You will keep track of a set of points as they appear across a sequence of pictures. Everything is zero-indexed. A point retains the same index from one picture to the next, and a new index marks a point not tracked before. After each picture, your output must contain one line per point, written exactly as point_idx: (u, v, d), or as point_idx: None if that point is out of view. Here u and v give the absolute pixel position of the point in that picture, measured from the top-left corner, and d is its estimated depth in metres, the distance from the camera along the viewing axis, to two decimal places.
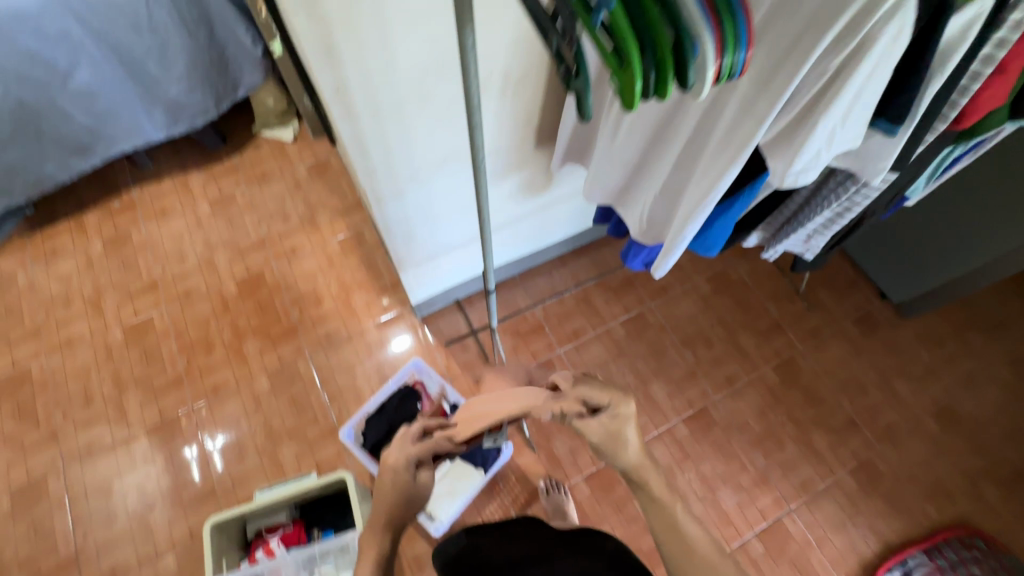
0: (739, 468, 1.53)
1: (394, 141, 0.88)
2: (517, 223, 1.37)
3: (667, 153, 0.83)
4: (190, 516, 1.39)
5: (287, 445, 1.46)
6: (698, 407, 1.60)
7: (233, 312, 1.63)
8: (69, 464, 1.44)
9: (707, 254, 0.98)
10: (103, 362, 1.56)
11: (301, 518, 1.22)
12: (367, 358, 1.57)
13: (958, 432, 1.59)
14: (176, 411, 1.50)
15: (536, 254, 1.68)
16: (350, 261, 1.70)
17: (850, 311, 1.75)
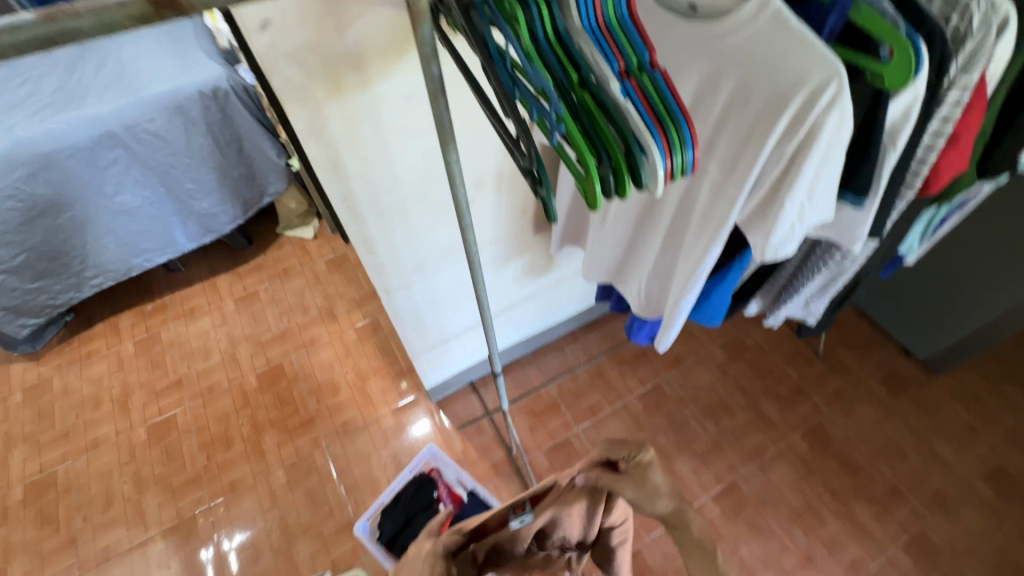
0: (779, 549, 1.42)
1: (400, 240, 0.96)
2: (523, 303, 1.41)
3: (656, 233, 0.90)
4: None
5: (302, 542, 1.42)
6: (728, 482, 1.52)
7: (253, 405, 1.66)
8: (85, 572, 1.42)
9: (710, 324, 1.02)
10: (126, 463, 1.58)
11: None
12: (383, 445, 1.56)
13: (1016, 497, 1.46)
14: (193, 510, 1.49)
15: (546, 331, 1.71)
16: (366, 348, 1.75)
17: (875, 371, 1.69)
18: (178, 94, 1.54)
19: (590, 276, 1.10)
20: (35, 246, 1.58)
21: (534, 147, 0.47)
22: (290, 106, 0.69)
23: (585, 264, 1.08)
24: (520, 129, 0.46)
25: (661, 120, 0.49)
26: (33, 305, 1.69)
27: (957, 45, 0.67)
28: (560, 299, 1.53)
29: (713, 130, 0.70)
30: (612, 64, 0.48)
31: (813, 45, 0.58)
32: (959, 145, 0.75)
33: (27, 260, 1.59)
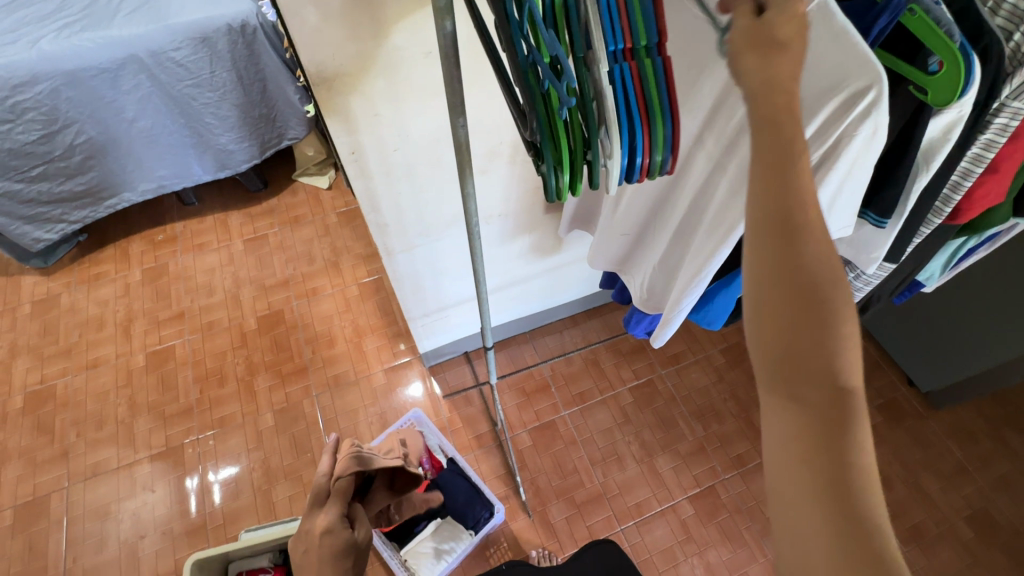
0: (747, 558, 1.42)
1: (405, 201, 0.94)
2: (527, 281, 1.39)
3: (665, 228, 0.88)
4: (179, 550, 1.38)
5: (282, 484, 1.46)
6: (706, 486, 1.52)
7: (250, 347, 1.69)
8: (73, 484, 1.47)
9: (709, 327, 1.00)
10: (122, 385, 1.63)
11: (283, 564, 1.23)
12: (371, 403, 1.58)
13: (994, 542, 1.45)
14: (182, 440, 1.53)
15: (547, 312, 1.69)
16: (367, 306, 1.76)
17: (874, 397, 1.66)
18: (206, 24, 1.52)
19: (595, 264, 1.08)
20: (55, 161, 1.60)
21: (533, 124, 0.49)
22: (303, 49, 0.67)
23: (592, 251, 1.07)
24: (526, 99, 0.48)
25: (650, 117, 0.51)
26: (46, 219, 1.71)
27: (1012, 66, 0.61)
28: (564, 282, 1.51)
29: (736, 129, 0.67)
30: (617, 44, 0.49)
31: (858, 46, 0.54)
32: (999, 175, 0.72)
33: (44, 173, 1.61)
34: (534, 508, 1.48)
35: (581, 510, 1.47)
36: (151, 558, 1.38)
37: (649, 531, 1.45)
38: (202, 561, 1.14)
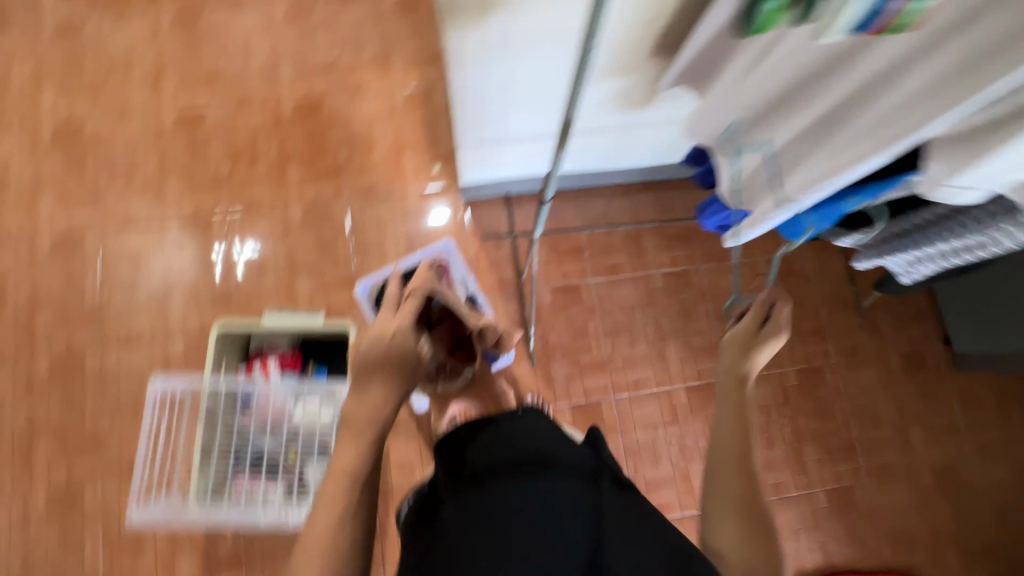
0: (652, 406, 1.82)
1: (512, 13, 0.94)
2: (607, 133, 1.49)
3: (812, 112, 0.95)
4: (204, 315, 1.80)
5: (303, 281, 1.82)
6: (652, 356, 1.85)
7: (285, 130, 1.92)
8: (109, 243, 1.84)
9: (798, 236, 1.17)
10: (150, 141, 1.92)
11: (297, 348, 1.71)
12: (400, 222, 1.85)
13: (874, 441, 1.82)
14: (211, 212, 1.87)
15: (595, 173, 1.84)
16: (410, 119, 1.92)
17: (829, 320, 1.90)
18: None
19: (716, 148, 1.18)
20: None
21: None
22: None
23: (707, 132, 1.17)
24: None
25: None
26: None
27: None
28: (620, 142, 1.58)
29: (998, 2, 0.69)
30: None
31: None
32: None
33: None
34: (538, 359, 1.83)
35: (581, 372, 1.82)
36: (178, 316, 1.80)
37: (603, 374, 1.83)
38: (226, 333, 1.65)
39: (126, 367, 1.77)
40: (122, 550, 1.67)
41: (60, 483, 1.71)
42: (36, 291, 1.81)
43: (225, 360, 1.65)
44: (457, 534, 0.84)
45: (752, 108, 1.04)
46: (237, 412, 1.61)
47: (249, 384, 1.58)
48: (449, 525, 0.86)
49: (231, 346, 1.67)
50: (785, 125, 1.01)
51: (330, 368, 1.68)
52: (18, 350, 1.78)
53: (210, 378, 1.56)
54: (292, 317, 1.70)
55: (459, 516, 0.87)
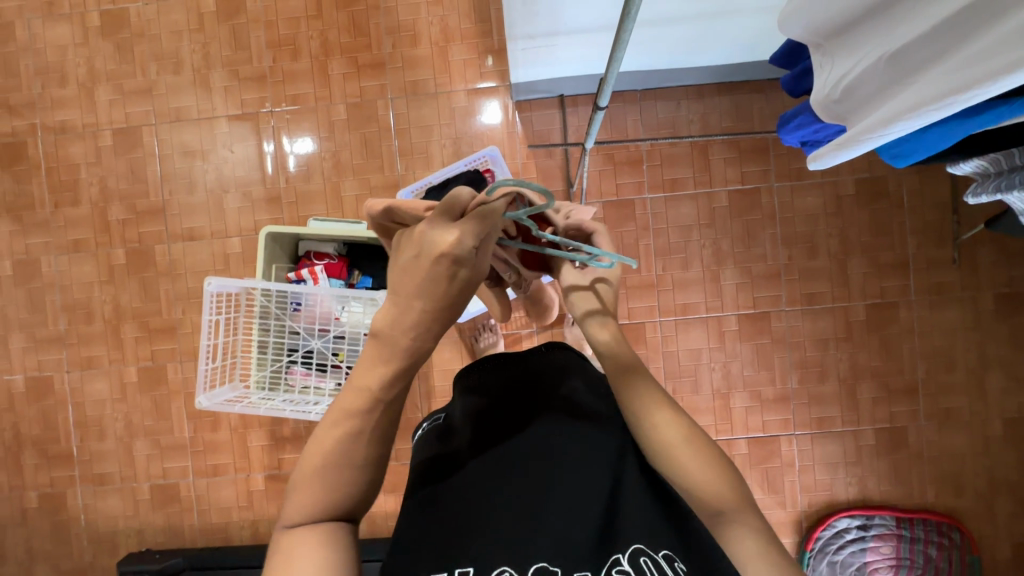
0: (766, 380, 1.39)
1: None
2: (665, 26, 0.99)
3: (913, 29, 0.57)
4: (257, 213, 1.44)
5: (350, 180, 1.42)
6: (762, 311, 1.38)
7: (326, 20, 1.41)
8: (160, 124, 1.45)
9: (890, 163, 0.75)
10: (195, 30, 1.44)
11: (346, 255, 1.26)
12: (447, 123, 1.40)
13: (1019, 445, 1.38)
14: (258, 108, 1.43)
15: (672, 73, 1.27)
16: (461, 3, 1.38)
17: (999, 283, 1.36)
18: None
19: (816, 103, 0.75)
20: None
21: None
22: None
23: (819, 80, 0.73)
24: None
25: None
26: None
27: None
28: (714, 37, 1.05)
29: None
30: None
31: None
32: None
33: None
34: (584, 278, 1.40)
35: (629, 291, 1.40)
36: (176, 216, 1.45)
37: (685, 330, 1.39)
38: (275, 235, 1.19)
39: (190, 257, 1.44)
40: (202, 426, 1.44)
41: (93, 408, 1.46)
42: (103, 183, 1.46)
43: (276, 267, 1.20)
44: (463, 492, 0.61)
45: (851, 19, 0.64)
46: (288, 312, 1.14)
47: (295, 288, 1.08)
48: (464, 485, 0.61)
49: (283, 249, 1.22)
50: (889, 30, 0.60)
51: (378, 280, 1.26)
52: (97, 239, 1.46)
53: (223, 283, 1.04)
54: (341, 220, 1.25)
55: (472, 471, 0.62)
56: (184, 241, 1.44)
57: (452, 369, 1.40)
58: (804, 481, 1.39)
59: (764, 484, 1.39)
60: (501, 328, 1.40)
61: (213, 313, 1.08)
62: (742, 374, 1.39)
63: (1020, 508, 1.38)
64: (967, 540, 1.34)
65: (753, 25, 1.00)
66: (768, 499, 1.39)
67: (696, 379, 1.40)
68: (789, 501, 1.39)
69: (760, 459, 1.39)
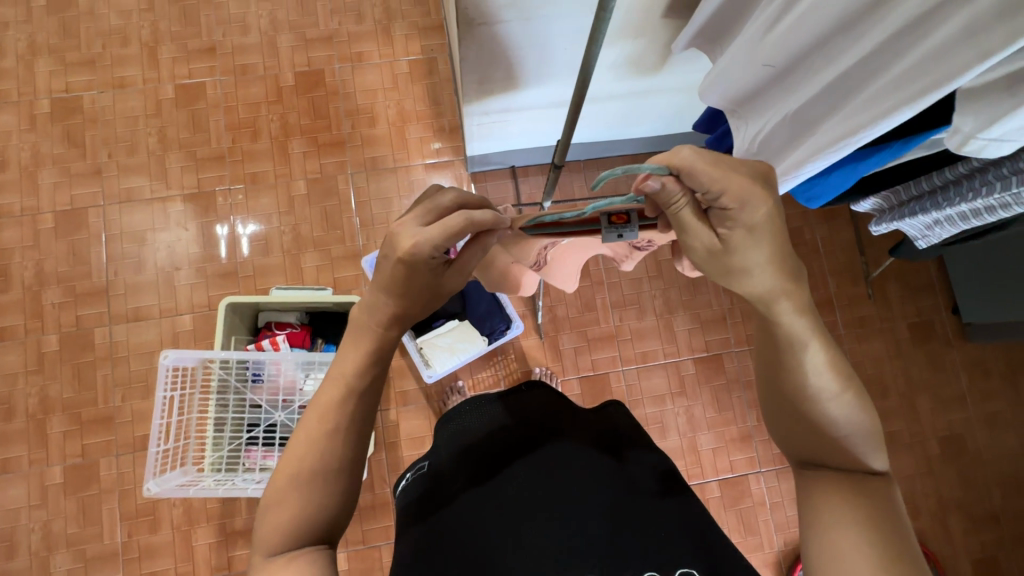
0: (727, 420, 1.45)
1: None
2: (603, 102, 1.14)
3: (816, 82, 0.69)
4: (211, 289, 1.40)
5: (310, 253, 1.43)
6: (714, 353, 1.47)
7: (286, 105, 1.49)
8: (109, 205, 1.43)
9: (806, 205, 0.86)
10: (152, 115, 1.47)
11: (309, 324, 1.25)
12: (406, 196, 1.47)
13: (956, 462, 1.49)
14: (214, 187, 1.45)
15: (609, 143, 1.42)
16: (415, 89, 1.51)
17: (910, 313, 1.54)
18: None
19: (738, 156, 0.86)
20: None
21: None
22: None
23: (739, 137, 0.85)
24: None
25: None
26: None
27: None
28: (645, 112, 1.22)
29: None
30: None
31: None
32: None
33: None
34: (546, 332, 1.45)
35: (591, 343, 1.45)
36: (120, 298, 1.38)
37: (647, 377, 1.45)
38: (235, 306, 1.17)
39: (134, 339, 1.36)
40: (139, 527, 1.28)
41: (4, 519, 1.27)
42: (39, 266, 1.39)
43: (235, 338, 1.17)
44: (466, 522, 0.64)
45: (760, 88, 0.77)
46: (249, 385, 1.11)
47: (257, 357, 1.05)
48: (465, 515, 0.65)
49: (242, 321, 1.20)
50: (791, 91, 0.73)
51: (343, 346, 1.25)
52: (26, 325, 1.36)
53: (181, 355, 1.00)
54: (304, 288, 1.25)
55: (478, 503, 0.65)
56: (127, 322, 1.37)
57: (421, 436, 1.36)
58: (777, 519, 1.41)
59: (740, 526, 1.40)
60: (469, 390, 1.39)
61: (167, 390, 1.02)
62: (704, 415, 1.44)
63: (970, 524, 1.46)
64: (933, 563, 1.39)
65: (678, 100, 1.17)
66: (746, 542, 1.39)
67: (662, 425, 1.43)
68: (766, 543, 1.40)
69: (732, 501, 1.41)
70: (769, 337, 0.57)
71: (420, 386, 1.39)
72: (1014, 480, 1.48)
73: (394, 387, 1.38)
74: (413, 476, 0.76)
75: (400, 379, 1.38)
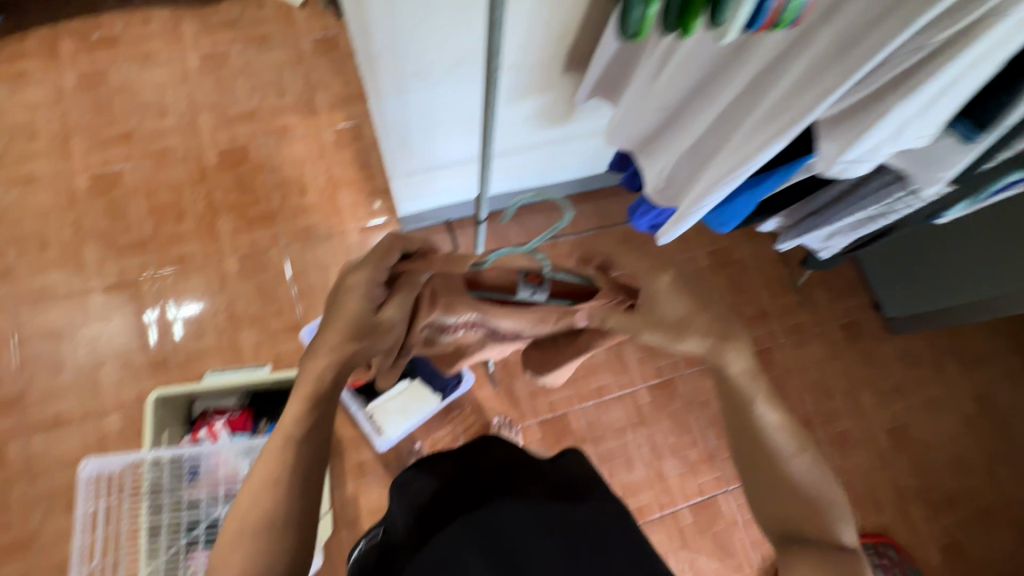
0: (689, 443, 1.46)
1: (402, 38, 0.76)
2: (524, 152, 1.19)
3: (705, 118, 0.74)
4: (140, 381, 1.32)
5: (247, 330, 1.38)
6: (667, 378, 1.50)
7: (211, 184, 1.47)
8: (20, 306, 1.34)
9: (719, 230, 0.91)
10: (65, 208, 1.41)
11: (250, 406, 1.18)
12: (344, 260, 1.45)
13: (906, 451, 1.55)
14: (138, 273, 1.39)
15: (538, 189, 1.48)
16: (343, 156, 1.52)
17: (839, 315, 1.63)
18: None
19: (650, 193, 0.91)
20: None
21: None
22: None
23: (648, 175, 0.90)
24: None
25: None
26: None
27: None
28: (566, 157, 1.28)
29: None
30: None
31: None
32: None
33: None
34: (500, 379, 1.43)
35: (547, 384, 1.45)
36: (37, 404, 1.28)
37: (605, 411, 1.45)
38: (165, 398, 1.10)
39: (54, 448, 1.25)
40: None
41: None
42: None
43: (168, 432, 1.10)
44: None
45: (658, 128, 0.83)
46: (184, 482, 1.02)
47: (191, 450, 1.01)
48: None
49: (174, 412, 1.13)
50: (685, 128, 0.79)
51: None
52: None
53: (102, 462, 0.96)
54: (241, 369, 1.20)
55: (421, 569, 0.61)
56: (46, 430, 1.26)
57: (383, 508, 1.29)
58: (752, 535, 1.41)
59: (717, 549, 1.40)
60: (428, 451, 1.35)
61: (89, 501, 0.97)
62: (666, 441, 1.45)
63: (931, 510, 1.51)
64: (903, 556, 1.42)
65: (594, 145, 1.25)
66: (726, 565, 1.38)
67: (627, 457, 1.43)
68: (745, 562, 1.39)
69: (706, 525, 1.41)
70: (726, 393, 0.61)
71: (377, 454, 1.33)
72: (962, 460, 1.55)
73: (350, 459, 1.31)
74: (370, 543, 0.74)
75: (355, 449, 1.32)
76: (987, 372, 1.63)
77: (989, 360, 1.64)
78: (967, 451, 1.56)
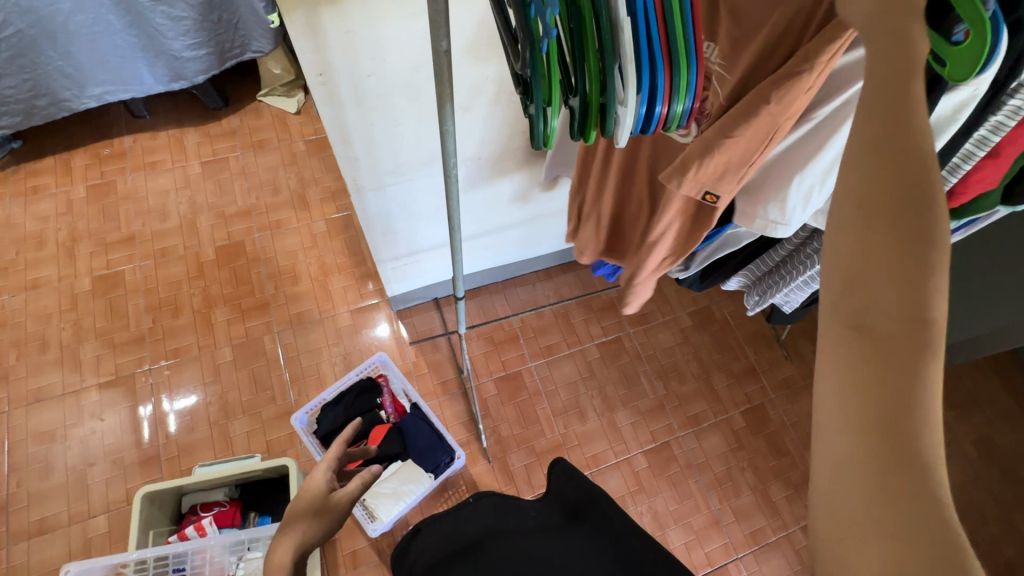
0: (691, 509, 1.42)
1: (378, 140, 0.85)
2: (502, 231, 1.28)
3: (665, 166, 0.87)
4: (129, 479, 1.30)
5: (240, 419, 1.38)
6: (662, 442, 1.49)
7: (207, 278, 1.54)
8: (14, 409, 1.35)
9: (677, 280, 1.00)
10: (67, 310, 1.47)
11: (239, 498, 1.17)
12: (335, 343, 1.49)
13: None
14: (133, 369, 1.42)
15: (520, 263, 1.56)
16: (334, 244, 1.61)
17: None
18: None
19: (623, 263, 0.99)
20: None
21: None
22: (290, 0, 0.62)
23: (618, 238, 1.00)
24: None
25: None
26: None
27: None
28: (541, 233, 1.37)
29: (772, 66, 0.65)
30: None
31: None
32: (998, 160, 0.66)
33: None
34: (494, 454, 1.43)
35: (541, 456, 1.43)
36: (23, 510, 1.26)
37: (603, 480, 1.43)
38: (154, 495, 1.09)
39: (37, 557, 1.22)
40: None
41: None
42: None
43: (154, 531, 1.07)
44: None
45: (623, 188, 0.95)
46: None
47: (177, 548, 0.98)
48: None
49: (162, 510, 1.11)
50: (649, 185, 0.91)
51: (279, 515, 1.16)
52: None
53: (86, 565, 0.93)
54: (230, 460, 1.19)
55: None
56: (31, 537, 1.24)
57: None
58: None
59: None
60: None
61: None
62: (666, 509, 1.41)
63: None
64: None
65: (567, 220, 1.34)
66: None
67: None
68: None
69: None
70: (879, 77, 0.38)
71: (371, 542, 1.29)
72: (976, 509, 1.50)
73: (342, 548, 1.27)
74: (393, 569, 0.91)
75: (348, 537, 1.29)
76: (983, 415, 1.62)
77: (982, 402, 1.63)
78: (981, 500, 1.51)
